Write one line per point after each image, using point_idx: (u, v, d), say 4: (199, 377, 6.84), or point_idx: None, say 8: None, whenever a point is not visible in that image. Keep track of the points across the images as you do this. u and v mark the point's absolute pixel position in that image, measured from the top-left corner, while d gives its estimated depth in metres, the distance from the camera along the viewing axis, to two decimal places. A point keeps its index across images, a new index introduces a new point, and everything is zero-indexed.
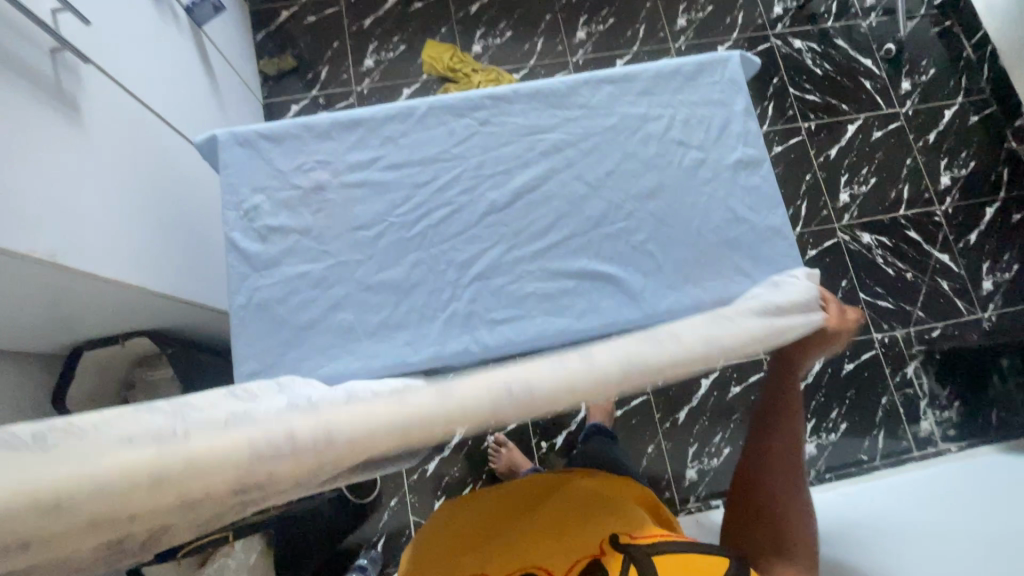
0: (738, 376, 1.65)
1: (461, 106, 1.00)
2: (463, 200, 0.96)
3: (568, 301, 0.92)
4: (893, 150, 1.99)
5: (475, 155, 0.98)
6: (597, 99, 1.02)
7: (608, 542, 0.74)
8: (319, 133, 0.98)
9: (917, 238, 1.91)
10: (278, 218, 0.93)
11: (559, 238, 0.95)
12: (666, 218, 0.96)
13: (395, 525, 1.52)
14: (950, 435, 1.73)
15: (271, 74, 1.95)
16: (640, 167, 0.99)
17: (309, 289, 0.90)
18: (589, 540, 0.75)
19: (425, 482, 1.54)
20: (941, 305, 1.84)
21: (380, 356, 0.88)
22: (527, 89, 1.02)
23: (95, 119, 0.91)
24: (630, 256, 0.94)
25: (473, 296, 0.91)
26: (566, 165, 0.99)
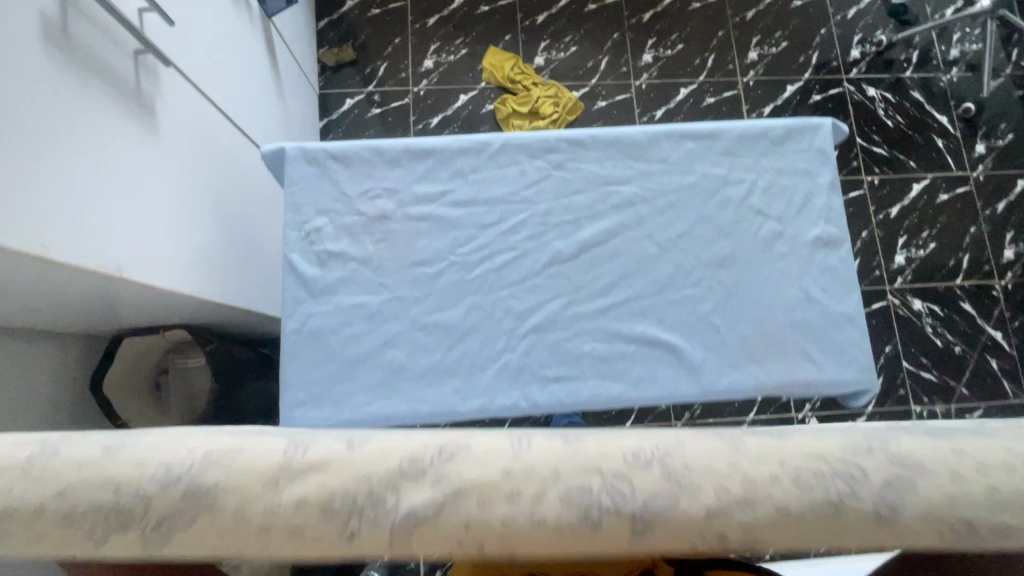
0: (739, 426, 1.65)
1: (535, 147, 0.97)
2: (527, 246, 0.93)
3: (625, 367, 0.89)
4: (958, 216, 1.90)
5: (545, 200, 0.95)
6: (677, 155, 0.98)
7: None
8: (388, 159, 0.95)
9: (972, 312, 1.83)
10: (338, 244, 0.91)
11: (622, 299, 0.91)
12: (737, 291, 0.92)
13: None
14: None
15: (330, 65, 1.92)
16: (714, 234, 0.95)
17: (362, 322, 0.88)
18: None
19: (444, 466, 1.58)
20: (987, 384, 1.78)
21: (429, 402, 0.86)
22: (605, 136, 0.98)
23: (168, 121, 0.89)
24: (694, 327, 0.91)
25: (527, 348, 0.89)
26: (637, 222, 0.95)
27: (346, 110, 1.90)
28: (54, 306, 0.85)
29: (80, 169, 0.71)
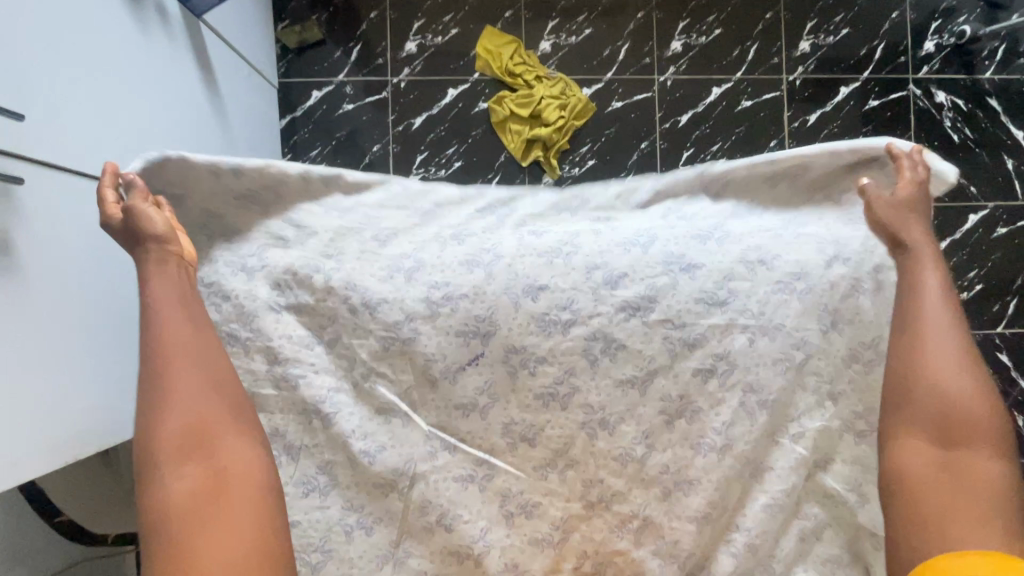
0: None
1: (521, 284, 0.74)
2: (503, 411, 0.74)
3: (618, 565, 0.74)
4: (1012, 254, 1.67)
5: (536, 351, 0.74)
6: (703, 297, 0.76)
7: None
8: (323, 307, 0.73)
9: (1006, 362, 1.68)
10: (267, 407, 0.73)
11: (622, 483, 0.74)
12: (763, 475, 0.75)
13: None
14: None
15: (291, 46, 1.58)
16: (742, 402, 0.75)
17: (299, 506, 0.72)
18: None
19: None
20: None
21: None
22: (611, 269, 0.75)
23: (31, 247, 0.67)
24: (706, 520, 0.74)
25: (501, 542, 0.73)
26: (646, 380, 0.75)
27: (312, 105, 1.59)
28: None
29: None
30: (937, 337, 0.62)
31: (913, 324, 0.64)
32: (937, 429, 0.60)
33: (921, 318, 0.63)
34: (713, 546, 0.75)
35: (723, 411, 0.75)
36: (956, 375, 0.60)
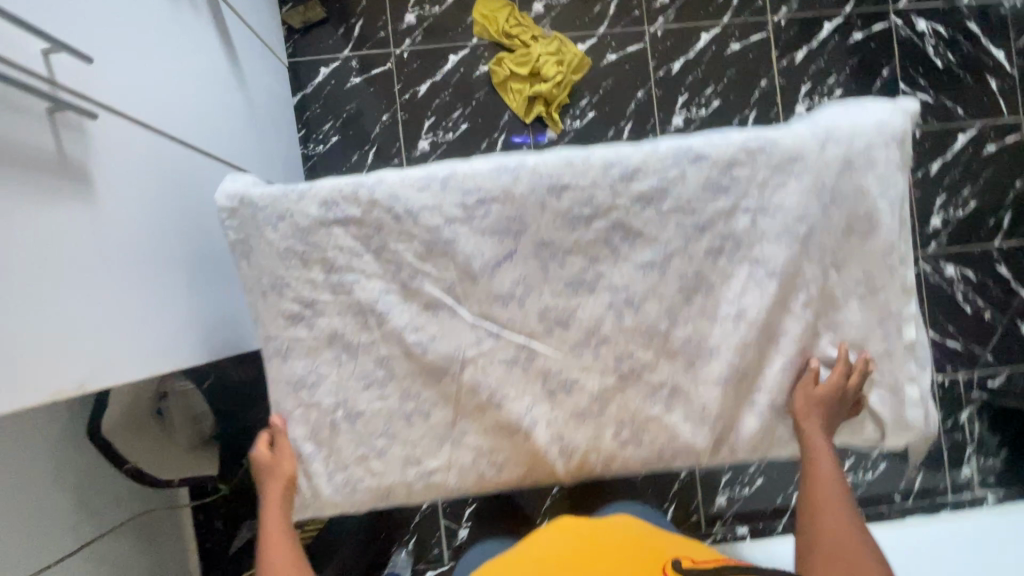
0: (686, 480, 1.67)
1: (545, 184, 0.82)
2: (536, 300, 0.82)
3: (652, 431, 0.81)
4: (1003, 170, 1.73)
5: (563, 244, 0.82)
6: (710, 184, 0.83)
7: (671, 567, 0.75)
8: (371, 217, 0.81)
9: (1006, 274, 1.73)
10: (325, 311, 0.80)
11: (651, 356, 0.82)
12: (779, 340, 0.82)
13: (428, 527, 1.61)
14: (989, 483, 1.71)
15: (297, 28, 1.66)
16: (752, 274, 0.82)
17: (361, 397, 0.80)
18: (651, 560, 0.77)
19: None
20: (1015, 350, 1.72)
21: (445, 480, 0.82)
22: (625, 165, 0.82)
23: (108, 182, 0.75)
24: (728, 382, 0.81)
25: (544, 415, 0.81)
26: (663, 262, 0.82)
27: (322, 81, 1.67)
28: None
29: (5, 289, 0.59)
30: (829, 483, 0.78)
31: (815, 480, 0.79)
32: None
33: (815, 472, 0.79)
34: (736, 407, 0.82)
35: (735, 283, 0.82)
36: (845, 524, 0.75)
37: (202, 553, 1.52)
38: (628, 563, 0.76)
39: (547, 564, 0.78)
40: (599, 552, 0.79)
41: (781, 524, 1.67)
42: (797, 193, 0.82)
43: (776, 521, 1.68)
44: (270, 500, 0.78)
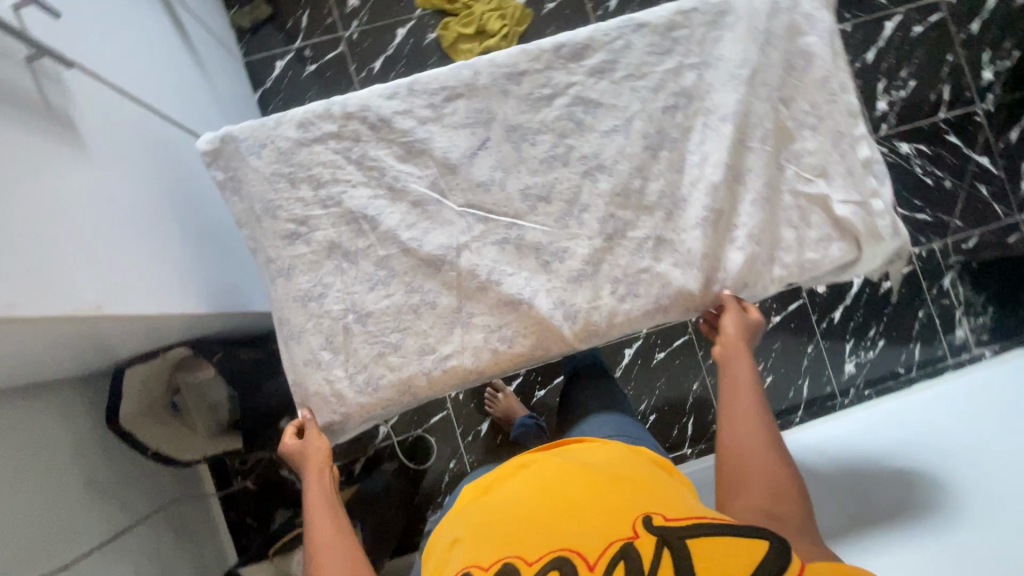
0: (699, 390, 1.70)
1: (503, 74, 0.88)
2: (514, 181, 0.87)
3: (646, 282, 0.86)
4: (933, 47, 1.83)
5: (530, 126, 0.88)
6: (655, 48, 0.89)
7: (643, 525, 0.67)
8: (348, 130, 0.86)
9: (957, 143, 1.82)
10: (320, 225, 0.85)
11: (631, 213, 0.88)
12: (745, 178, 0.88)
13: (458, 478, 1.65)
14: (983, 339, 1.77)
15: (246, 27, 1.71)
16: (707, 122, 0.88)
17: (368, 298, 0.84)
18: (621, 519, 0.69)
19: (471, 401, 1.66)
20: (980, 211, 1.80)
21: (461, 363, 0.85)
22: (574, 43, 0.88)
23: (93, 133, 0.80)
24: (706, 223, 0.87)
25: (543, 285, 0.86)
26: (625, 126, 0.88)
27: (279, 75, 1.72)
28: (37, 351, 0.81)
29: (10, 212, 0.62)
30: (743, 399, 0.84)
31: (729, 400, 0.85)
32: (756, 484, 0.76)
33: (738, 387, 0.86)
34: (719, 246, 0.87)
35: (693, 134, 0.89)
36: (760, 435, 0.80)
37: (239, 548, 1.52)
38: (599, 519, 0.69)
39: (514, 521, 0.73)
40: (572, 507, 0.72)
41: (798, 416, 1.72)
42: (735, 42, 0.89)
43: (793, 415, 1.72)
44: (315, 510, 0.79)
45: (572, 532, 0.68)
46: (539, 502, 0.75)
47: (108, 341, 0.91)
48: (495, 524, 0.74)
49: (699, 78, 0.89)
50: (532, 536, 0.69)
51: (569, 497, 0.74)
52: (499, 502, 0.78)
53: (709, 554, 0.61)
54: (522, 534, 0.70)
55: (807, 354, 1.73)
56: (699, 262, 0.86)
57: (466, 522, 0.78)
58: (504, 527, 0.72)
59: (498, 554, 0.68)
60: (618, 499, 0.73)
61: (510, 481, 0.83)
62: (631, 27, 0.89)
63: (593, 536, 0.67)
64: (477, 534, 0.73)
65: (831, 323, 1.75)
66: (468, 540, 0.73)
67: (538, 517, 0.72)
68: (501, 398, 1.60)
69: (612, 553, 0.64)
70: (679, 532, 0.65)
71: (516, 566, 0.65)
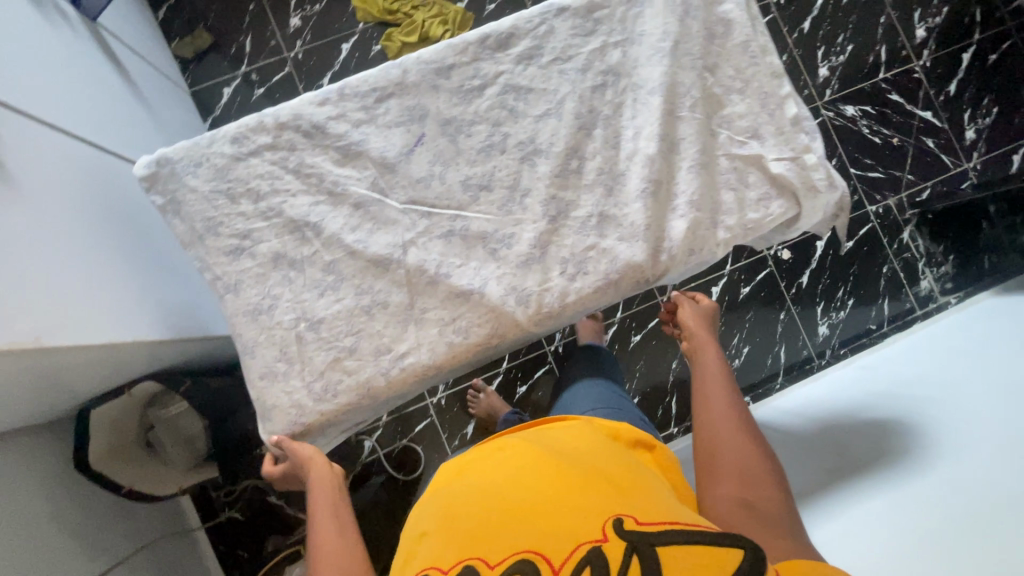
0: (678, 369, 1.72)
1: (432, 70, 0.89)
2: (453, 173, 0.87)
3: (594, 259, 0.87)
4: (866, 11, 1.89)
5: (464, 118, 0.88)
6: (578, 30, 0.91)
7: (614, 528, 0.59)
8: (283, 140, 0.86)
9: (900, 100, 1.87)
10: (263, 237, 0.84)
11: (573, 193, 0.89)
12: (680, 146, 0.90)
13: None
14: (948, 288, 1.82)
15: (188, 58, 1.70)
16: (637, 97, 0.90)
17: (319, 305, 0.84)
18: (592, 519, 0.61)
19: (454, 405, 1.65)
20: (929, 164, 1.85)
21: (420, 359, 0.85)
22: (499, 34, 0.90)
23: (23, 168, 0.79)
24: (646, 195, 0.88)
25: (493, 273, 0.86)
26: (557, 108, 0.89)
27: (227, 101, 1.71)
28: None
29: None
30: (709, 397, 0.92)
31: (701, 403, 0.93)
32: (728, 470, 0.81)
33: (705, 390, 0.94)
34: (662, 215, 0.88)
35: (625, 110, 0.90)
36: (731, 424, 0.87)
37: None
38: (571, 518, 0.62)
39: (482, 517, 0.67)
40: (543, 507, 0.65)
41: (779, 383, 1.73)
42: (654, 17, 0.91)
43: (773, 382, 1.74)
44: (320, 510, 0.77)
45: (539, 531, 0.62)
46: (510, 498, 0.68)
47: (62, 380, 0.89)
48: (464, 517, 0.68)
49: (624, 55, 0.91)
50: (497, 534, 0.63)
51: (544, 493, 0.67)
52: (474, 492, 0.73)
53: (679, 563, 0.53)
54: (489, 531, 0.64)
55: (780, 320, 1.76)
56: (643, 234, 0.87)
57: (436, 508, 0.74)
58: (469, 525, 0.66)
59: (459, 555, 0.63)
60: (594, 497, 0.65)
61: (494, 467, 0.77)
62: (552, 13, 0.91)
63: (560, 538, 0.60)
64: (444, 526, 0.68)
65: (801, 289, 1.77)
66: (434, 536, 0.68)
67: (508, 514, 0.66)
68: (484, 396, 1.58)
69: (577, 558, 0.57)
70: (651, 537, 0.57)
71: (476, 568, 0.59)
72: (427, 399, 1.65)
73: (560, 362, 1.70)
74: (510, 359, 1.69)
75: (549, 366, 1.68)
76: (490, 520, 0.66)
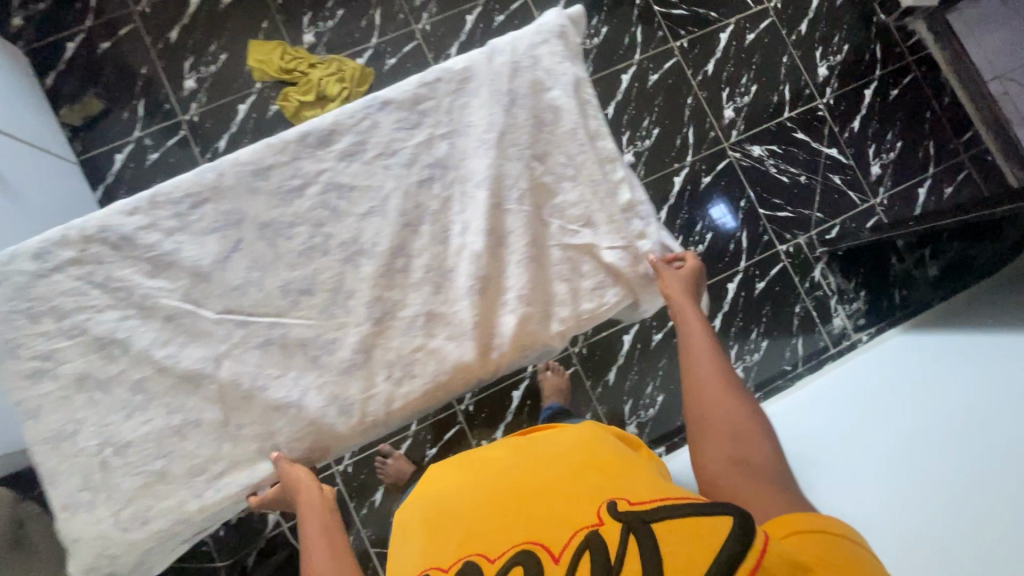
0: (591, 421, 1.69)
1: (248, 172, 0.86)
2: (273, 277, 0.85)
3: (422, 360, 0.85)
4: (769, 51, 1.89)
5: (283, 220, 0.86)
6: (401, 124, 0.89)
7: (608, 512, 0.61)
8: (89, 254, 0.82)
9: (805, 138, 1.88)
10: (67, 356, 0.81)
11: (401, 293, 0.87)
12: (509, 240, 0.88)
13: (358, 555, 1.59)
14: (860, 324, 1.82)
15: (78, 125, 1.66)
16: (464, 190, 0.89)
17: (130, 424, 0.81)
18: (586, 508, 0.63)
19: (362, 471, 1.61)
20: (837, 201, 1.86)
21: (239, 477, 0.83)
22: (318, 131, 0.87)
23: None
24: (474, 292, 0.86)
25: (318, 381, 0.84)
26: (382, 205, 0.87)
27: (120, 168, 1.67)
28: None
29: None
30: (697, 355, 0.84)
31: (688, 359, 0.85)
32: (716, 432, 0.75)
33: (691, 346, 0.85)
34: (492, 311, 0.87)
35: (453, 204, 0.89)
36: (717, 379, 0.80)
37: None
38: (565, 507, 0.64)
39: (481, 518, 0.68)
40: (531, 499, 0.67)
41: None
42: (479, 107, 0.89)
43: None
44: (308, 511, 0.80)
45: (532, 524, 0.63)
46: (503, 492, 0.70)
47: None
48: (456, 521, 0.70)
49: (450, 148, 0.89)
50: (496, 532, 0.64)
51: (533, 488, 0.69)
52: (461, 495, 0.74)
53: (666, 535, 0.54)
54: (485, 529, 0.66)
55: None
56: (469, 334, 0.85)
57: (426, 511, 0.76)
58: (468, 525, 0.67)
59: (459, 554, 0.64)
60: (585, 487, 0.67)
61: (485, 462, 0.80)
62: (374, 107, 0.89)
63: (558, 527, 0.61)
64: (435, 533, 0.70)
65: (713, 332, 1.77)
66: (434, 535, 0.70)
67: (500, 511, 0.67)
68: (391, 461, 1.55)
69: (576, 544, 0.58)
70: (645, 515, 0.57)
71: (479, 565, 0.61)
72: (333, 467, 1.61)
73: (471, 421, 1.66)
74: (418, 422, 1.65)
75: (459, 428, 1.65)
76: (489, 516, 0.67)
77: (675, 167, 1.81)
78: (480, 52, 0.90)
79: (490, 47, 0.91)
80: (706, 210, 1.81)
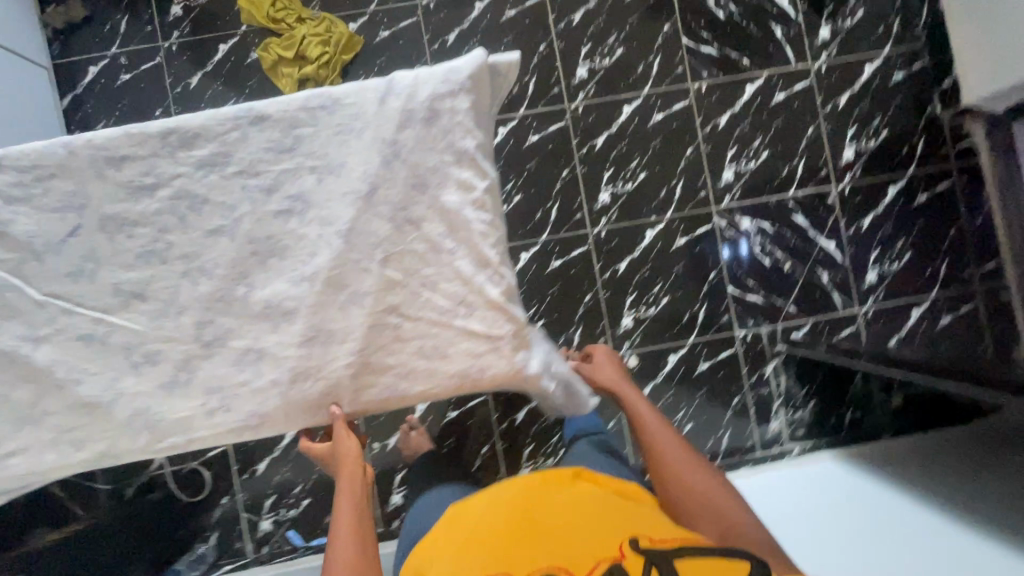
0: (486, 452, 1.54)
1: (100, 157, 0.81)
2: (103, 274, 0.81)
3: (234, 399, 0.81)
4: (794, 117, 1.69)
5: (127, 217, 0.81)
6: (272, 145, 0.81)
7: (628, 546, 0.66)
8: None
9: (804, 223, 1.70)
10: None
11: (232, 321, 0.81)
12: (362, 300, 0.81)
13: (228, 515, 1.57)
14: (797, 435, 1.70)
15: (59, 28, 1.63)
16: (320, 233, 0.81)
17: None
18: (605, 542, 0.68)
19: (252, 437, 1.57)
20: (817, 299, 1.70)
21: (32, 458, 0.81)
22: (183, 131, 0.81)
23: None
24: (302, 345, 0.81)
25: (129, 394, 0.81)
26: (232, 226, 0.82)
27: (91, 81, 1.63)
28: None
29: None
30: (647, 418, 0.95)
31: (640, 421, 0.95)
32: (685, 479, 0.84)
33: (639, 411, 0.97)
34: (319, 368, 0.81)
35: (306, 245, 0.81)
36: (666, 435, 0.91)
37: None
38: (583, 540, 0.69)
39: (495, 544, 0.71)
40: (545, 534, 0.71)
41: None
42: (358, 147, 0.81)
43: None
44: (345, 470, 0.82)
45: (568, 553, 0.67)
46: (518, 518, 0.75)
47: None
48: (478, 547, 0.72)
49: (317, 185, 0.81)
50: (517, 557, 0.68)
51: (556, 523, 0.73)
52: (479, 520, 0.78)
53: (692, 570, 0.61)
54: (505, 556, 0.69)
55: None
56: (286, 386, 0.81)
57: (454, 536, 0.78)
58: (489, 550, 0.71)
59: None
60: (603, 521, 0.72)
61: (487, 506, 0.81)
62: (248, 120, 0.81)
63: (587, 557, 0.66)
64: (460, 556, 0.72)
65: None
66: (468, 561, 0.70)
67: (518, 538, 0.71)
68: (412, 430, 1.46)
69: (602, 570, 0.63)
70: (663, 551, 0.64)
71: None
72: None
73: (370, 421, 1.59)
74: None
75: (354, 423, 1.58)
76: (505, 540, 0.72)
77: (650, 219, 1.68)
78: (372, 85, 0.82)
79: (386, 82, 0.82)
80: (670, 273, 1.68)
